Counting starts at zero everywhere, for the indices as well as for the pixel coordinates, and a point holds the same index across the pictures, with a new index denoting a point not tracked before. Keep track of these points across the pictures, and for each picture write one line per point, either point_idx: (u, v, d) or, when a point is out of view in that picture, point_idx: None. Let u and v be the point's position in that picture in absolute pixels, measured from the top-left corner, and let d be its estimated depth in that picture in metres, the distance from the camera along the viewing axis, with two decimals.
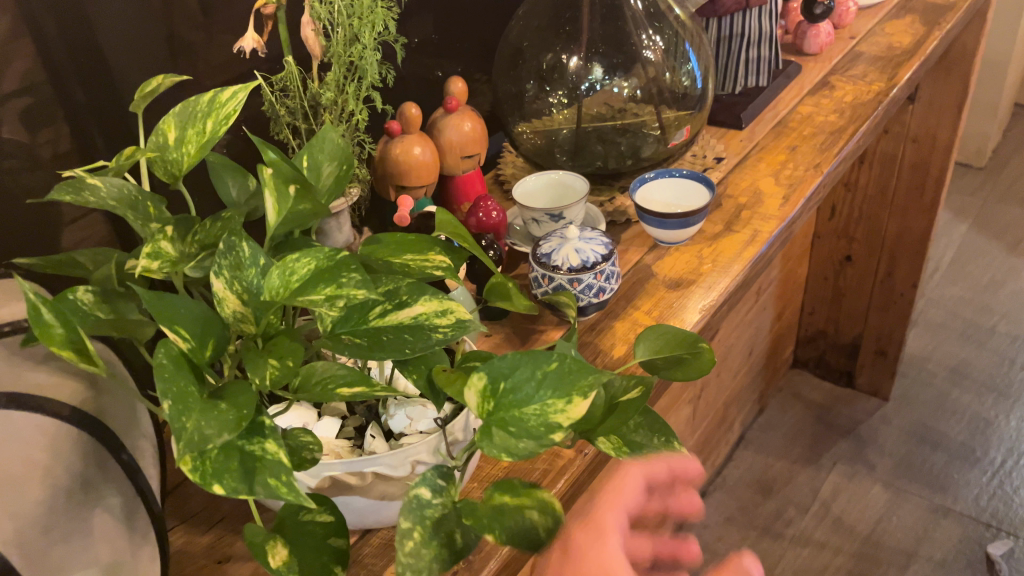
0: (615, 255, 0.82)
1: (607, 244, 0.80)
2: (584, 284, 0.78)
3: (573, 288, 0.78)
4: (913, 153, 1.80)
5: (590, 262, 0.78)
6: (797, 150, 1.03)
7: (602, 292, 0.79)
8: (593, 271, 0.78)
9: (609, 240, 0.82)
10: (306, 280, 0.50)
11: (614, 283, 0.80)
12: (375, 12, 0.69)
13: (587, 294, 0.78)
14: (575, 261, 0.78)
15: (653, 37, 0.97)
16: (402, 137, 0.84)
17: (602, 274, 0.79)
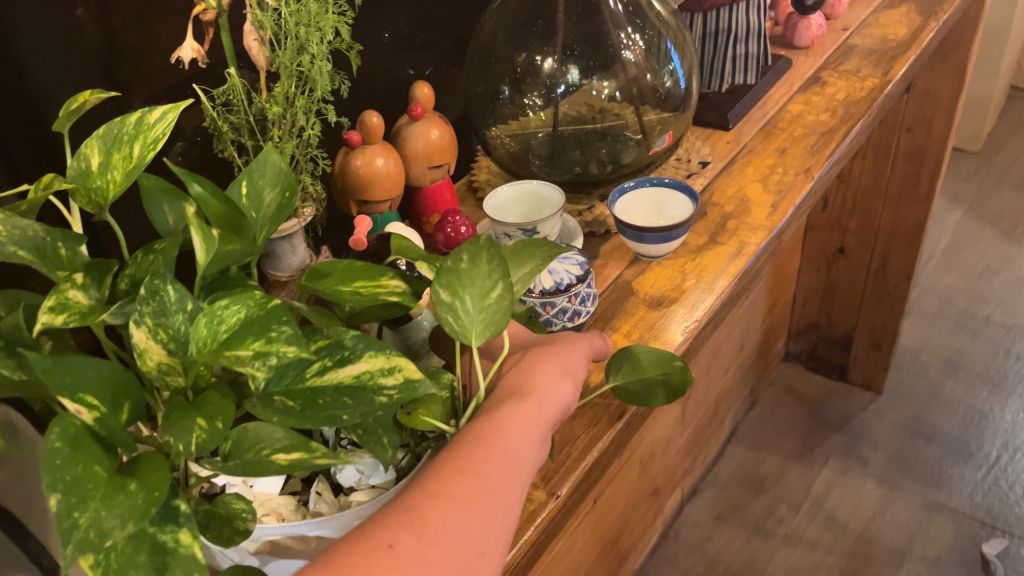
0: (591, 275, 0.77)
1: (582, 264, 0.75)
2: (557, 307, 0.73)
3: (546, 311, 0.73)
4: (908, 143, 1.75)
5: (564, 284, 0.73)
6: (787, 153, 0.98)
7: (576, 316, 0.75)
8: (567, 294, 0.73)
9: (585, 259, 0.77)
10: (234, 330, 0.45)
11: (590, 305, 0.76)
12: (326, 19, 0.64)
13: (561, 318, 0.74)
14: (549, 284, 0.73)
15: (634, 36, 0.92)
16: (364, 148, 0.78)
17: (576, 296, 0.74)
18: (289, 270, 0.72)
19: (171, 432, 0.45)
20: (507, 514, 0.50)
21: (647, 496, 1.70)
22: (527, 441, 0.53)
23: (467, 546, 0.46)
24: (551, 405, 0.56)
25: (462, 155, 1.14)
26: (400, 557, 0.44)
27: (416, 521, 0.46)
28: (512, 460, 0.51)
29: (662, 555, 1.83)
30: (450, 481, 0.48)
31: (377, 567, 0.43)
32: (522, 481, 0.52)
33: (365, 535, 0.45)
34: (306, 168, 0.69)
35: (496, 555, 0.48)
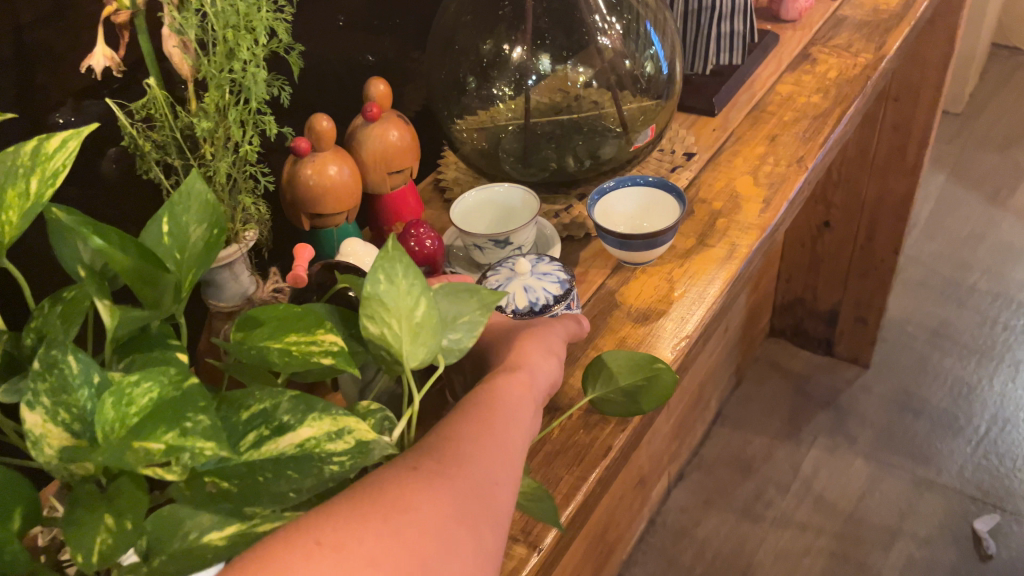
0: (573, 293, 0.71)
1: (562, 283, 0.70)
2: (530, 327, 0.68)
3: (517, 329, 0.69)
4: (895, 113, 1.68)
5: (539, 305, 0.68)
6: (778, 140, 0.91)
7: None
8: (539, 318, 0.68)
9: (567, 276, 0.71)
10: (147, 415, 0.37)
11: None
12: (258, 16, 0.55)
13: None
14: (522, 305, 0.68)
15: (610, 19, 0.83)
16: (313, 156, 0.70)
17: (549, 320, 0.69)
18: (233, 299, 0.64)
19: (72, 538, 0.38)
20: (521, 454, 0.48)
21: (633, 485, 1.66)
22: (527, 398, 0.52)
23: (488, 468, 0.44)
24: (542, 375, 0.56)
25: (429, 148, 1.06)
26: (425, 473, 0.42)
27: (435, 450, 0.44)
28: (518, 409, 0.50)
29: (649, 543, 1.79)
30: (462, 423, 0.47)
31: (404, 480, 0.41)
32: (529, 434, 0.50)
33: (384, 462, 0.43)
34: (246, 186, 0.61)
35: (514, 486, 0.45)
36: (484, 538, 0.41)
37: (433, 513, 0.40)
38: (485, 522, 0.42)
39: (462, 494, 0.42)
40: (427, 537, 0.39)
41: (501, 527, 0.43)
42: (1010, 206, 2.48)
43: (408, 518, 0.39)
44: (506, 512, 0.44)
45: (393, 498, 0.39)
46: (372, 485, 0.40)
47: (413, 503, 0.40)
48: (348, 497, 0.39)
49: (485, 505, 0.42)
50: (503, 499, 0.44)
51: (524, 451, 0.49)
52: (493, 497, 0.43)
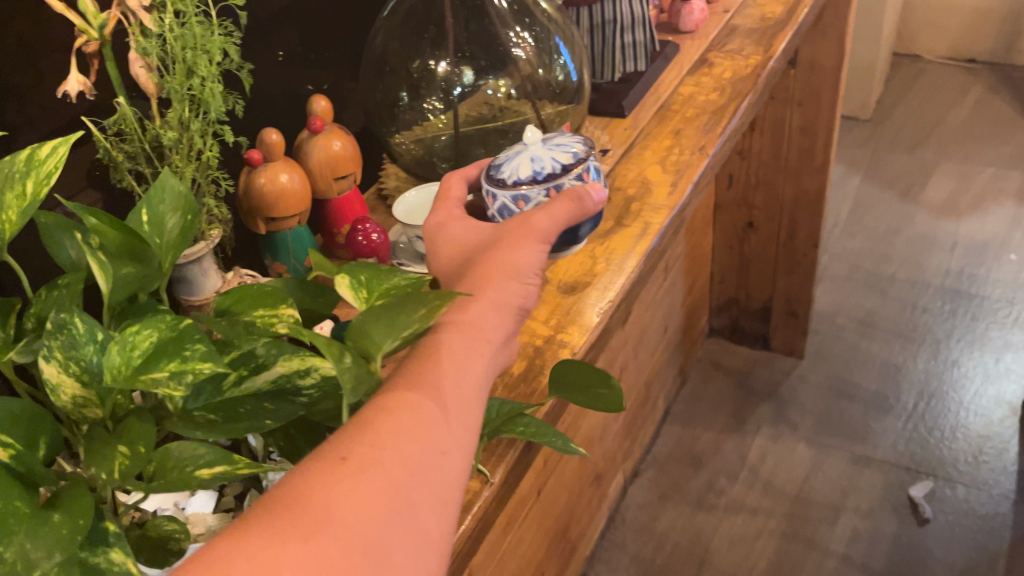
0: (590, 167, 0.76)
1: (569, 153, 0.75)
2: (530, 201, 0.73)
3: (520, 206, 0.73)
4: (800, 116, 1.82)
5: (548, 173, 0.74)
6: (682, 133, 1.02)
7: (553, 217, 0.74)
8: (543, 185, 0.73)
9: (580, 151, 0.76)
10: (149, 355, 0.45)
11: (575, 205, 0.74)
12: (211, 39, 0.64)
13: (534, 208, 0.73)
14: (529, 174, 0.74)
15: (523, 33, 0.94)
16: (266, 165, 0.78)
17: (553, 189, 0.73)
18: (204, 296, 0.71)
19: (92, 464, 0.45)
20: (464, 417, 0.49)
21: (590, 483, 1.74)
22: (473, 353, 0.53)
23: (423, 447, 0.46)
24: (496, 317, 0.57)
25: (369, 166, 1.14)
26: (351, 468, 0.43)
27: (368, 432, 0.45)
28: (462, 370, 0.51)
29: (610, 540, 1.86)
30: (399, 393, 0.48)
31: (329, 480, 0.43)
32: (478, 388, 0.52)
33: (315, 455, 0.44)
34: (209, 189, 0.69)
35: (458, 455, 0.47)
36: (418, 522, 0.44)
37: (358, 515, 0.42)
38: (420, 508, 0.44)
39: (390, 486, 0.43)
40: (355, 542, 0.41)
41: (446, 496, 0.46)
42: (921, 200, 2.65)
43: (332, 529, 0.41)
44: (447, 485, 0.46)
45: (317, 508, 0.41)
46: (299, 491, 0.42)
47: (337, 511, 0.41)
48: (274, 506, 0.41)
49: (419, 488, 0.44)
50: (442, 472, 0.46)
51: (473, 410, 0.50)
52: (430, 476, 0.45)
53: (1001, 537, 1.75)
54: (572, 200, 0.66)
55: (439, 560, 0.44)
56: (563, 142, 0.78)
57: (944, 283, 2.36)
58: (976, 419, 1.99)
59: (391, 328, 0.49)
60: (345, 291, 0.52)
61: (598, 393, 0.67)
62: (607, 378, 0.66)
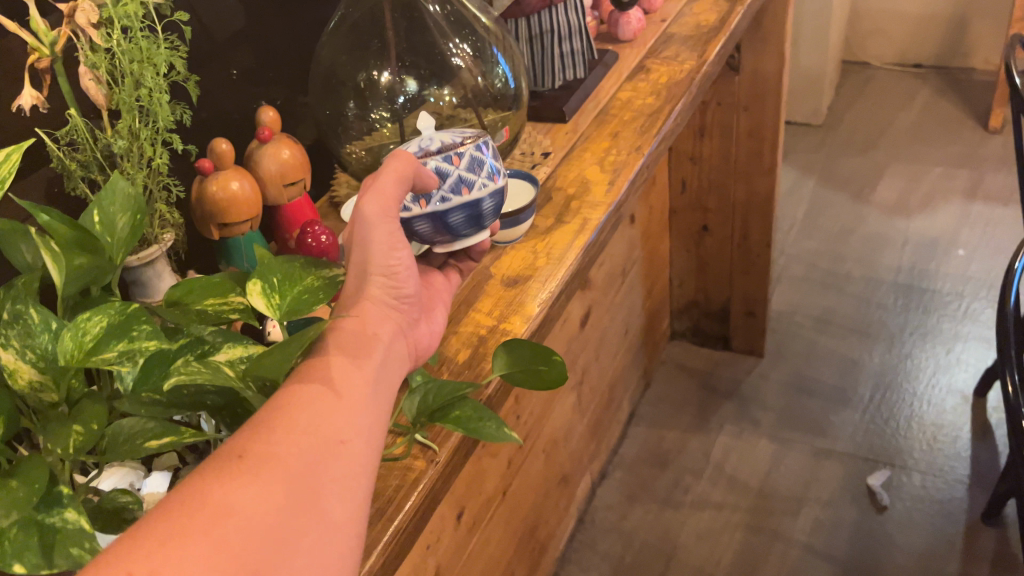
0: (477, 154, 0.78)
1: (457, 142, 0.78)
2: (431, 198, 0.75)
3: (422, 206, 0.75)
4: (747, 121, 1.88)
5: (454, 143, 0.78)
6: (619, 135, 1.07)
7: (465, 186, 0.76)
8: (450, 152, 0.77)
9: (467, 140, 0.79)
10: (100, 339, 0.49)
11: (481, 173, 0.78)
12: (158, 53, 0.68)
13: (446, 177, 0.76)
14: (432, 146, 0.77)
15: (461, 45, 0.99)
16: (216, 174, 0.82)
17: (459, 158, 0.77)
18: (157, 297, 0.74)
19: (48, 439, 0.49)
20: (362, 407, 0.53)
21: (557, 484, 1.77)
22: (364, 348, 0.56)
23: (320, 439, 0.49)
24: (374, 315, 0.60)
25: (323, 177, 1.18)
26: (250, 465, 0.46)
27: (265, 428, 0.49)
28: (355, 364, 0.55)
29: (580, 541, 1.89)
30: (294, 392, 0.51)
31: (229, 477, 0.45)
32: (376, 378, 0.56)
33: (213, 455, 0.47)
34: (160, 195, 0.73)
35: (358, 442, 0.51)
36: (321, 509, 0.47)
37: (259, 507, 0.44)
38: (322, 491, 0.47)
39: (289, 478, 0.46)
40: (258, 532, 0.43)
41: (349, 478, 0.49)
42: (873, 201, 2.74)
43: (234, 522, 0.43)
44: (349, 470, 0.49)
45: (221, 500, 0.44)
46: (199, 490, 0.44)
47: (238, 505, 0.44)
48: (175, 506, 0.43)
49: (319, 476, 0.48)
50: (342, 459, 0.49)
51: (372, 399, 0.54)
52: (330, 461, 0.49)
53: (957, 520, 1.81)
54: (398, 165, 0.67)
55: (346, 542, 0.47)
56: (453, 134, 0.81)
57: (896, 279, 2.44)
58: (930, 408, 2.05)
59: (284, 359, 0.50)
60: (258, 300, 0.55)
61: (539, 368, 0.71)
62: (549, 356, 0.70)
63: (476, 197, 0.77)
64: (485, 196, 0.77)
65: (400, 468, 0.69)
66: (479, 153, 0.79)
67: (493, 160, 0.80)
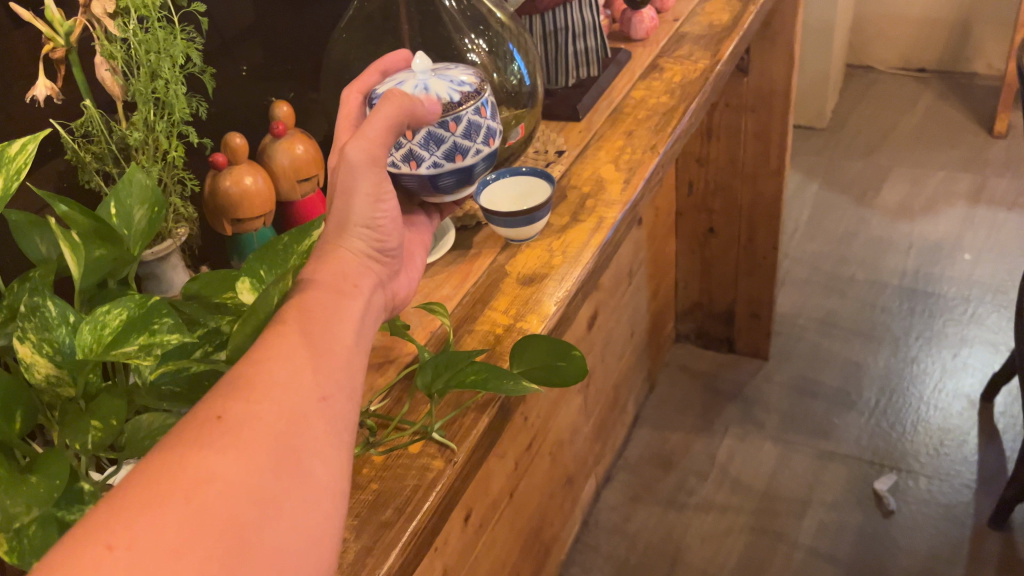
0: (475, 111, 0.77)
1: (456, 98, 0.76)
2: (426, 162, 0.76)
3: (415, 168, 0.76)
4: (754, 123, 1.88)
5: (455, 102, 0.76)
6: (634, 134, 1.06)
7: (459, 153, 0.77)
8: (449, 116, 0.75)
9: (464, 94, 0.77)
10: (119, 333, 0.48)
11: (477, 139, 0.78)
12: (174, 44, 0.67)
13: (441, 145, 0.76)
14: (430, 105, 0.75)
15: (477, 40, 0.97)
16: (230, 168, 0.81)
17: (457, 123, 0.76)
18: (173, 292, 0.73)
19: (67, 434, 0.48)
20: (341, 363, 0.52)
21: (562, 486, 1.76)
22: (343, 302, 0.56)
23: (300, 398, 0.48)
24: (351, 269, 0.59)
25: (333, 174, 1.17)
26: (227, 427, 0.45)
27: (242, 386, 0.48)
28: (334, 318, 0.54)
29: (584, 543, 1.88)
30: (271, 347, 0.50)
31: (207, 441, 0.44)
32: (357, 332, 0.55)
33: (189, 419, 0.46)
34: (176, 189, 0.72)
35: (338, 399, 0.50)
36: (305, 467, 0.46)
37: (240, 470, 0.43)
38: (305, 450, 0.46)
39: (270, 439, 0.45)
40: (240, 495, 0.42)
41: (333, 435, 0.48)
42: (877, 204, 2.73)
43: (215, 486, 0.42)
44: (331, 427, 0.49)
45: (200, 463, 0.43)
46: (176, 454, 0.43)
47: (218, 469, 0.43)
48: (152, 473, 0.42)
49: (301, 436, 0.47)
50: (323, 417, 0.48)
51: (352, 353, 0.53)
52: (312, 419, 0.48)
53: (963, 524, 1.80)
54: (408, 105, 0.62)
55: (334, 502, 0.47)
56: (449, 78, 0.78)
57: (901, 282, 2.43)
58: (936, 412, 2.04)
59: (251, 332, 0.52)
60: (247, 295, 0.54)
61: (556, 365, 0.70)
62: (567, 351, 0.70)
63: (468, 163, 0.78)
64: (477, 162, 0.79)
65: (416, 466, 0.68)
66: (478, 116, 0.77)
67: (491, 119, 0.79)
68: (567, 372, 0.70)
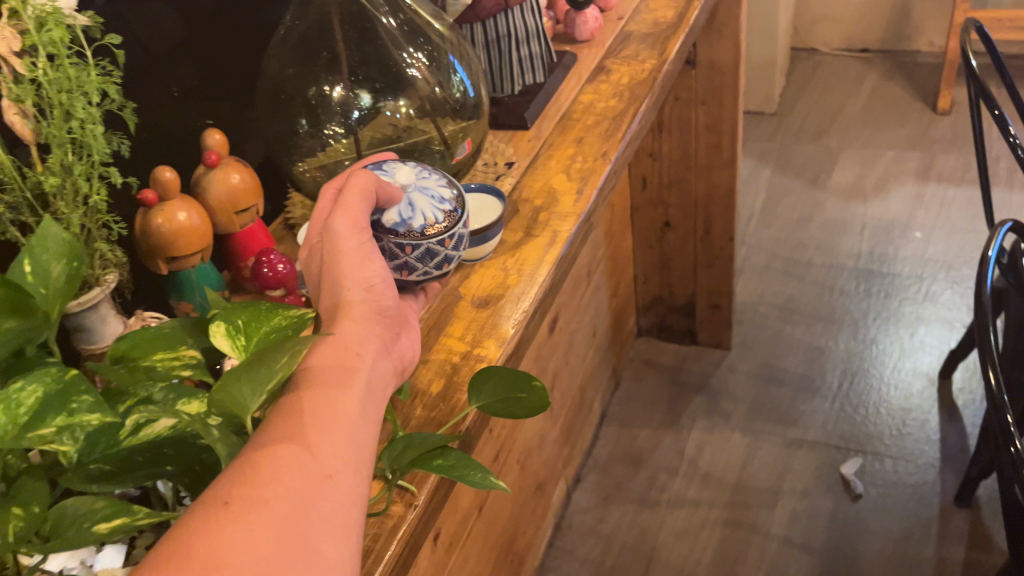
0: (460, 220, 0.76)
1: (444, 210, 0.74)
2: (419, 272, 0.74)
3: (410, 276, 0.74)
4: (705, 115, 1.86)
5: (442, 220, 0.74)
6: (584, 141, 1.04)
7: (448, 262, 0.75)
8: (442, 236, 0.73)
9: (452, 202, 0.75)
10: (36, 412, 0.44)
11: (461, 246, 0.76)
12: (88, 81, 0.63)
13: (436, 259, 0.73)
14: (423, 220, 0.72)
15: (416, 53, 0.94)
16: (161, 205, 0.76)
17: (450, 238, 0.74)
18: (103, 342, 0.69)
19: None
20: (347, 437, 0.49)
21: (533, 492, 1.74)
22: (347, 370, 0.53)
23: (307, 478, 0.45)
24: (357, 331, 0.56)
25: (275, 194, 1.12)
26: (236, 512, 0.42)
27: (252, 466, 0.45)
28: (338, 389, 0.51)
29: (559, 547, 1.86)
30: (275, 429, 0.48)
31: (215, 526, 0.41)
32: (364, 401, 0.52)
33: (196, 505, 0.43)
34: (100, 234, 0.68)
35: (347, 475, 0.47)
36: (313, 553, 0.43)
37: (248, 560, 0.41)
38: (314, 535, 0.44)
39: (277, 523, 0.43)
40: None
41: (342, 516, 0.46)
42: (829, 187, 2.75)
43: None
44: (338, 509, 0.46)
45: (207, 553, 0.40)
46: (184, 543, 0.41)
47: (227, 560, 0.40)
48: (160, 565, 0.40)
49: (308, 523, 0.44)
50: (330, 496, 0.46)
51: (361, 427, 0.50)
52: (320, 502, 0.45)
53: (930, 503, 1.82)
54: (362, 175, 0.66)
55: None
56: (430, 185, 0.75)
57: (857, 264, 2.45)
58: (897, 393, 2.06)
59: (254, 389, 0.47)
60: (222, 341, 0.51)
61: (517, 396, 0.67)
62: (529, 382, 0.66)
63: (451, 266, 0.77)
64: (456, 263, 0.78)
65: (375, 515, 0.65)
66: (463, 227, 0.76)
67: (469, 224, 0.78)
68: (530, 400, 0.67)
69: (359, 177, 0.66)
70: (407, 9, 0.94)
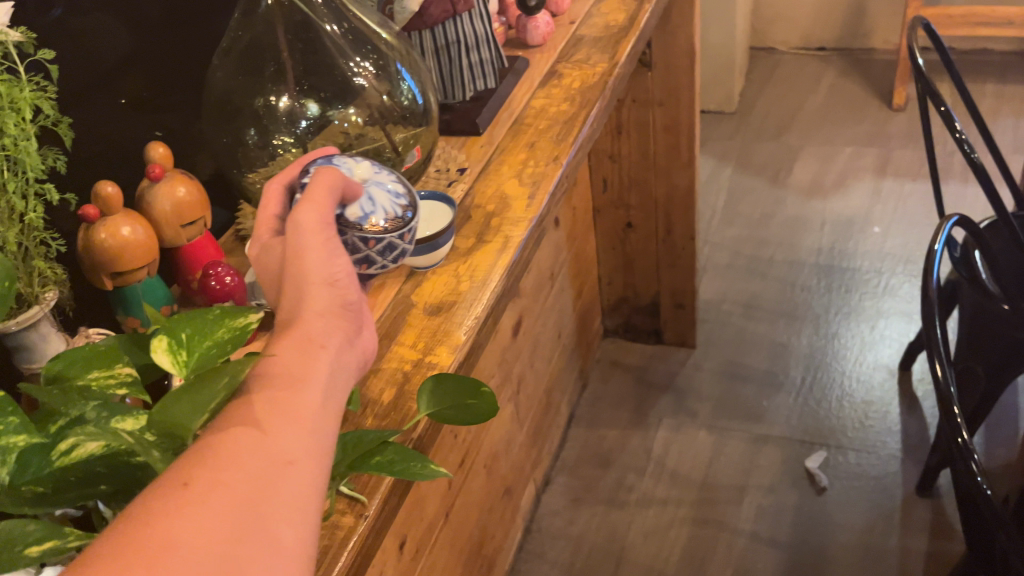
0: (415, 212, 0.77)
1: (401, 205, 0.75)
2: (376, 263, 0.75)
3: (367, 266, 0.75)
4: (663, 116, 1.87)
5: (401, 214, 0.75)
6: (536, 145, 1.04)
7: (402, 253, 0.77)
8: (403, 230, 0.75)
9: (407, 196, 0.76)
10: None
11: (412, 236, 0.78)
12: (20, 97, 0.62)
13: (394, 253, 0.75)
14: (385, 217, 0.73)
15: (363, 62, 0.94)
16: (103, 219, 0.75)
17: (407, 232, 0.76)
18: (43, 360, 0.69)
19: None
20: (308, 424, 0.47)
21: (501, 497, 1.74)
22: (310, 359, 0.51)
23: (266, 462, 0.44)
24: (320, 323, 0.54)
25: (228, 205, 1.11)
26: (192, 493, 0.41)
27: (209, 453, 0.44)
28: (300, 376, 0.50)
29: (529, 550, 1.86)
30: (234, 417, 0.46)
31: (171, 506, 0.40)
32: (327, 392, 0.50)
33: (151, 487, 0.42)
34: (39, 251, 0.67)
35: (310, 460, 0.46)
36: (271, 534, 0.41)
37: (202, 540, 0.39)
38: (273, 516, 0.42)
39: (233, 504, 0.41)
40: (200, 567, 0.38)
41: (303, 499, 0.44)
42: (790, 184, 2.78)
43: (174, 559, 0.38)
44: (298, 493, 0.44)
45: (160, 532, 0.39)
46: (136, 524, 0.39)
47: (180, 538, 0.39)
48: (110, 544, 0.38)
49: (266, 505, 0.42)
50: (291, 480, 0.44)
51: (323, 415, 0.49)
52: (280, 484, 0.44)
53: (893, 495, 1.84)
54: (327, 174, 0.65)
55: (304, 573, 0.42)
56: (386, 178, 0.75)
57: (818, 260, 2.48)
58: (860, 386, 2.09)
59: (195, 408, 0.46)
60: (161, 356, 0.49)
61: (468, 404, 0.67)
62: (478, 390, 0.66)
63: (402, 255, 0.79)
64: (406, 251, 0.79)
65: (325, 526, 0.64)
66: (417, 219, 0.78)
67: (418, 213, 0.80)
68: (478, 408, 0.68)
69: (321, 173, 0.65)
70: (351, 17, 0.94)
